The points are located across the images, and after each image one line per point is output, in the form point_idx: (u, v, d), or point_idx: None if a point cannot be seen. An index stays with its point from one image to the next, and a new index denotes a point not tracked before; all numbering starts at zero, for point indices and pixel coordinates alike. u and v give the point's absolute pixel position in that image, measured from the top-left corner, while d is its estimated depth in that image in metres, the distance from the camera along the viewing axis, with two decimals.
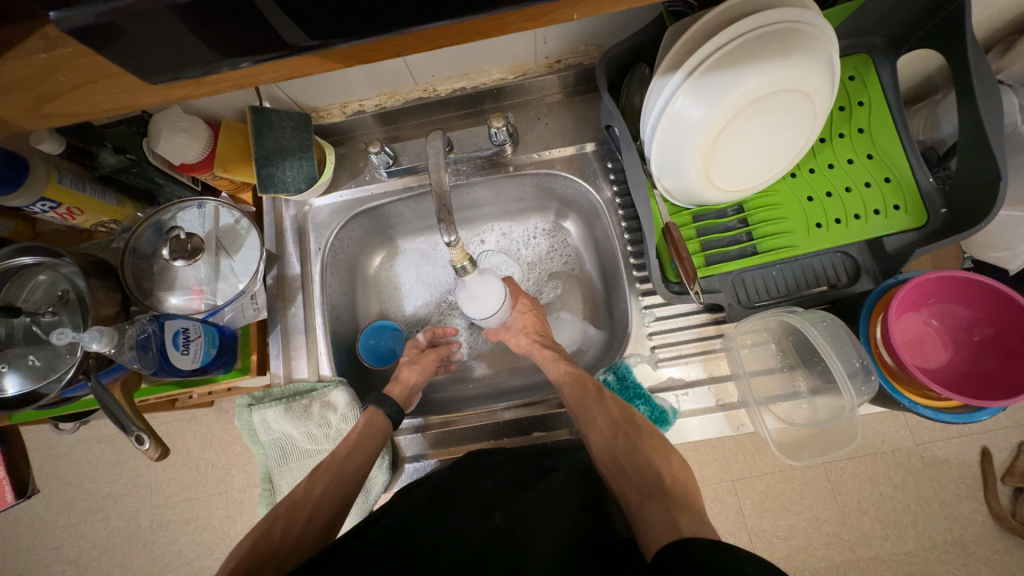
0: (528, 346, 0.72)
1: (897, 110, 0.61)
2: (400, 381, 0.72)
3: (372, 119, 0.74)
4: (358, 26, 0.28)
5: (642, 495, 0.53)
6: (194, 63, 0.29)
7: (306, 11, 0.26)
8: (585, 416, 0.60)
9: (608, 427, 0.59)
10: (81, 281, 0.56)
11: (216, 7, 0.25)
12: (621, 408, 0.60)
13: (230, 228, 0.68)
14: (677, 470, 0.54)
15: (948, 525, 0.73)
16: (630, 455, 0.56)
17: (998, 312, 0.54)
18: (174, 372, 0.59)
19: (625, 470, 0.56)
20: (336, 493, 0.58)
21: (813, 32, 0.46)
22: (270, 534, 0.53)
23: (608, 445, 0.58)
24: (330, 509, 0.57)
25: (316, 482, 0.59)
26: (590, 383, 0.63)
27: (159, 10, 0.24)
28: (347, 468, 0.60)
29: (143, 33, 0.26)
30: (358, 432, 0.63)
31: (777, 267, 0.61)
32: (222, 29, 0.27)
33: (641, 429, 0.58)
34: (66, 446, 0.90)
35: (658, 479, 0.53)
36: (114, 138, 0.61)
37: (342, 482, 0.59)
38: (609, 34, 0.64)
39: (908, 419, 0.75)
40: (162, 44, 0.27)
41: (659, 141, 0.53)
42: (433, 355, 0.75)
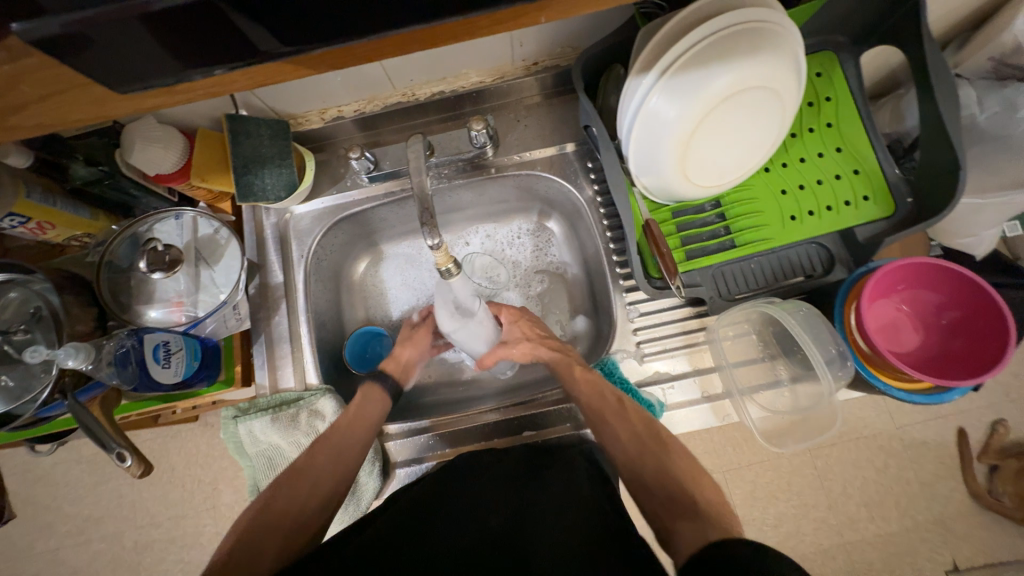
0: (533, 353, 0.70)
1: (863, 105, 0.64)
2: (395, 358, 0.71)
3: (352, 125, 0.74)
4: (331, 33, 0.28)
5: (674, 513, 0.51)
6: (164, 72, 0.28)
7: (278, 18, 0.26)
8: (603, 428, 0.59)
9: (632, 442, 0.57)
10: (54, 297, 0.55)
11: (186, 17, 0.25)
12: (644, 421, 0.58)
13: (209, 239, 0.67)
14: (707, 493, 0.52)
15: (930, 505, 0.75)
16: (655, 471, 0.55)
17: (963, 295, 0.56)
18: (155, 387, 0.58)
19: (649, 487, 0.54)
20: (334, 467, 0.58)
21: (778, 31, 0.47)
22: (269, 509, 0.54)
23: (628, 459, 0.57)
24: (329, 486, 0.57)
25: (316, 451, 0.59)
26: (609, 394, 0.60)
27: (126, 20, 0.24)
28: (346, 449, 0.59)
29: (111, 43, 0.25)
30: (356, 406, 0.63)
31: (755, 259, 0.63)
32: (193, 39, 0.27)
33: (664, 443, 0.57)
34: (43, 469, 0.87)
35: (690, 502, 0.51)
36: (84, 150, 0.60)
37: (341, 456, 0.59)
38: (584, 36, 0.65)
39: (888, 403, 0.78)
40: (130, 53, 0.26)
41: (635, 139, 0.54)
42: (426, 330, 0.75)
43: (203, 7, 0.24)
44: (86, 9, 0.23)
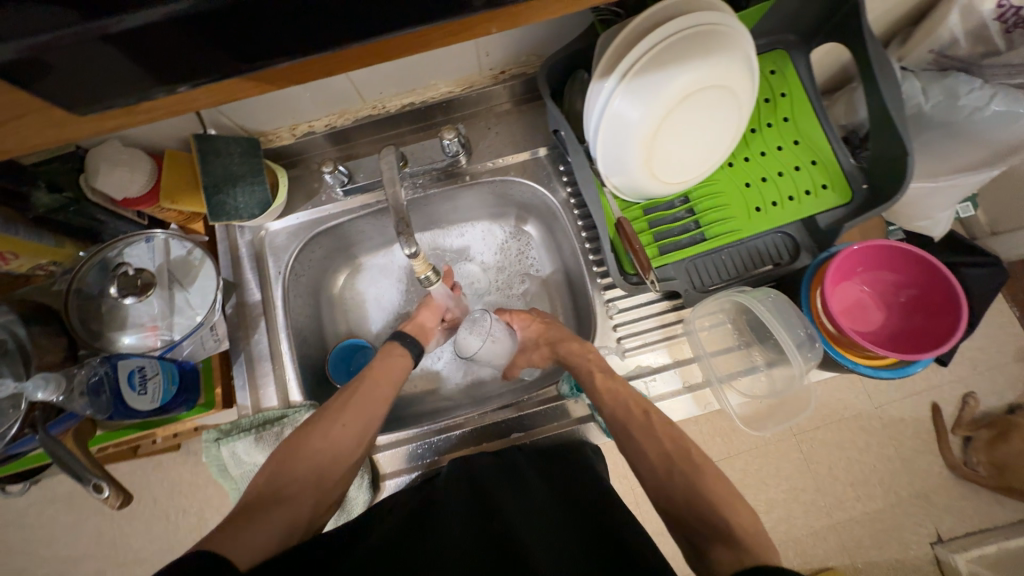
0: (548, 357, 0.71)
1: (815, 99, 0.67)
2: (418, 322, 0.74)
3: (324, 139, 0.74)
4: (294, 47, 0.29)
5: (712, 538, 0.48)
6: (127, 91, 0.28)
7: (239, 33, 0.27)
8: (633, 448, 0.56)
9: (661, 462, 0.54)
10: (21, 329, 0.54)
11: (149, 37, 0.25)
12: (674, 441, 0.55)
13: (183, 260, 0.66)
14: (744, 517, 0.49)
15: (910, 480, 0.78)
16: (687, 495, 0.51)
17: (919, 274, 0.59)
18: (132, 415, 0.57)
19: (683, 516, 0.51)
20: (359, 413, 0.61)
21: (729, 33, 0.50)
22: (296, 452, 0.56)
23: (661, 483, 0.53)
24: (354, 434, 0.59)
25: (340, 408, 0.60)
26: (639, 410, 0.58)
27: (89, 41, 0.24)
28: (372, 403, 0.62)
29: (73, 65, 0.26)
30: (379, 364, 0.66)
31: (725, 251, 0.65)
32: (155, 56, 0.27)
33: (702, 469, 0.53)
34: (16, 512, 0.84)
35: (721, 524, 0.48)
36: (47, 176, 0.58)
37: (364, 412, 0.61)
38: (548, 44, 0.67)
39: (864, 384, 0.81)
40: (92, 72, 0.27)
41: (602, 141, 0.55)
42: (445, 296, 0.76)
43: (164, 24, 0.25)
44: (47, 33, 0.23)
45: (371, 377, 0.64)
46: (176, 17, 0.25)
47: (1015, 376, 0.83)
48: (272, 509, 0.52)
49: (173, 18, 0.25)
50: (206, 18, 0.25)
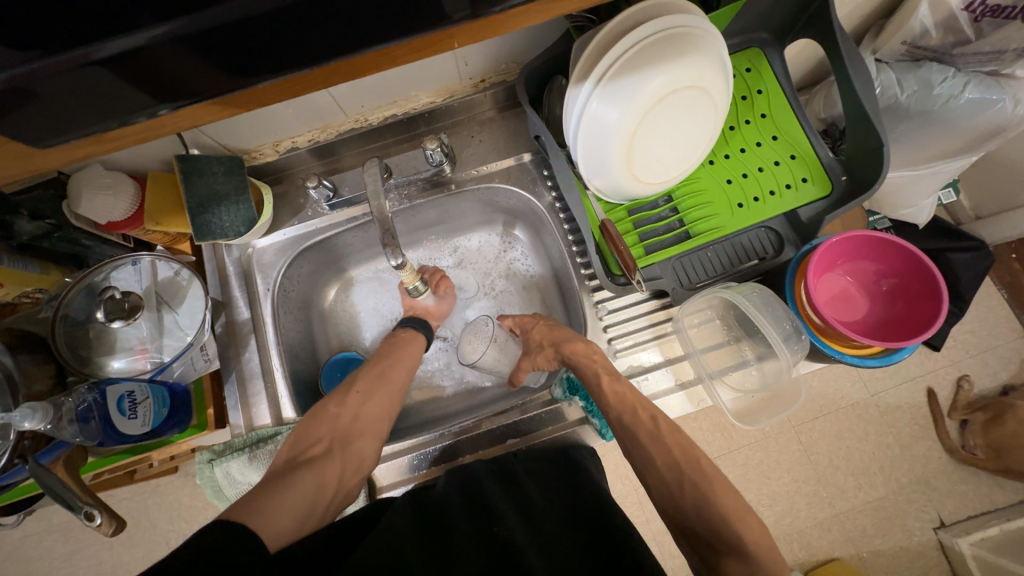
0: (549, 359, 0.68)
1: (791, 94, 0.68)
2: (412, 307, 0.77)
3: (308, 154, 0.74)
4: (274, 67, 0.29)
5: (719, 552, 0.50)
6: (111, 115, 0.29)
7: (219, 56, 0.27)
8: (636, 449, 0.57)
9: (670, 469, 0.55)
10: (7, 359, 0.54)
11: (131, 64, 0.26)
12: (681, 448, 0.57)
13: (170, 281, 0.66)
14: (757, 533, 0.50)
15: (911, 466, 0.79)
16: (697, 504, 0.53)
17: (897, 263, 0.60)
18: (122, 440, 0.57)
19: (694, 521, 0.52)
20: (378, 390, 0.66)
21: (701, 34, 0.51)
22: (325, 424, 0.62)
23: (670, 491, 0.55)
24: (377, 410, 0.66)
25: (362, 386, 0.66)
26: (643, 413, 0.58)
27: (76, 69, 0.25)
28: (390, 379, 0.68)
29: (57, 92, 0.26)
30: (393, 343, 0.72)
31: (710, 248, 0.65)
32: (139, 83, 0.27)
33: (710, 476, 0.55)
34: (12, 544, 0.83)
35: (738, 541, 0.49)
36: (28, 205, 0.58)
37: (386, 388, 0.67)
38: (526, 51, 0.68)
39: (858, 372, 0.81)
40: (75, 99, 0.27)
41: (583, 145, 0.56)
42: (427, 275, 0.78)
43: (148, 51, 0.25)
44: (35, 62, 0.24)
45: (387, 358, 0.70)
46: (156, 42, 0.25)
47: (1007, 357, 0.83)
48: (307, 470, 0.56)
49: (153, 43, 0.25)
50: (187, 43, 0.25)
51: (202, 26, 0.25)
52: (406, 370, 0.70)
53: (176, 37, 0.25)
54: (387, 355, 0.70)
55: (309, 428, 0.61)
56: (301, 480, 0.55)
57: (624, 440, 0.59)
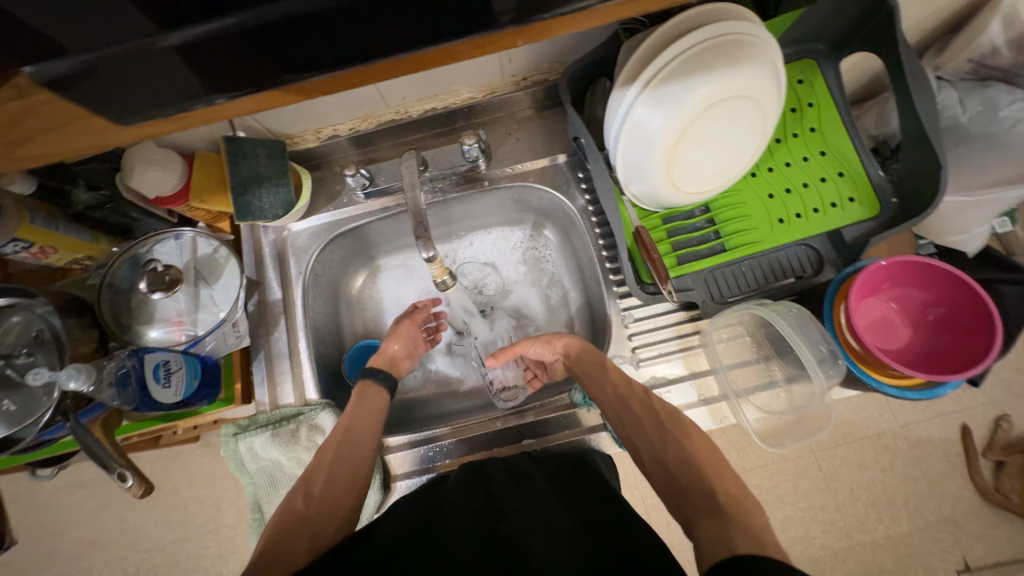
0: (552, 346, 0.69)
1: (845, 109, 0.65)
2: (384, 355, 0.71)
3: (347, 143, 0.76)
4: (336, 60, 0.29)
5: (699, 512, 0.47)
6: (168, 102, 0.29)
7: (286, 45, 0.27)
8: (630, 421, 0.57)
9: (654, 428, 0.55)
10: (57, 321, 0.56)
11: (198, 52, 0.27)
12: (665, 406, 0.58)
13: (209, 258, 0.68)
14: (733, 489, 0.49)
15: (938, 504, 0.75)
16: (679, 460, 0.52)
17: (947, 292, 0.57)
18: (156, 407, 0.59)
19: (678, 483, 0.50)
20: (343, 455, 0.58)
21: (756, 42, 0.49)
22: (290, 507, 0.54)
23: (655, 450, 0.54)
24: (342, 486, 0.57)
25: (323, 451, 0.59)
26: (637, 385, 0.60)
27: (149, 53, 0.26)
28: (354, 445, 0.60)
29: (126, 76, 0.27)
30: (354, 402, 0.65)
31: (745, 262, 0.63)
32: (208, 69, 0.28)
33: (688, 434, 0.54)
34: (45, 494, 0.87)
35: (713, 498, 0.47)
36: (86, 175, 0.61)
37: (349, 456, 0.59)
38: (571, 51, 0.67)
39: (889, 402, 0.78)
40: (140, 82, 0.28)
41: (623, 149, 0.55)
42: (411, 322, 0.76)
43: (216, 39, 0.26)
44: (104, 48, 0.25)
45: (347, 421, 0.62)
46: (225, 32, 0.26)
47: None
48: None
49: (221, 33, 0.26)
50: (251, 35, 0.26)
51: (267, 21, 0.25)
52: (366, 425, 0.62)
53: (242, 28, 0.26)
54: (347, 420, 0.62)
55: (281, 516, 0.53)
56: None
57: (614, 407, 0.59)
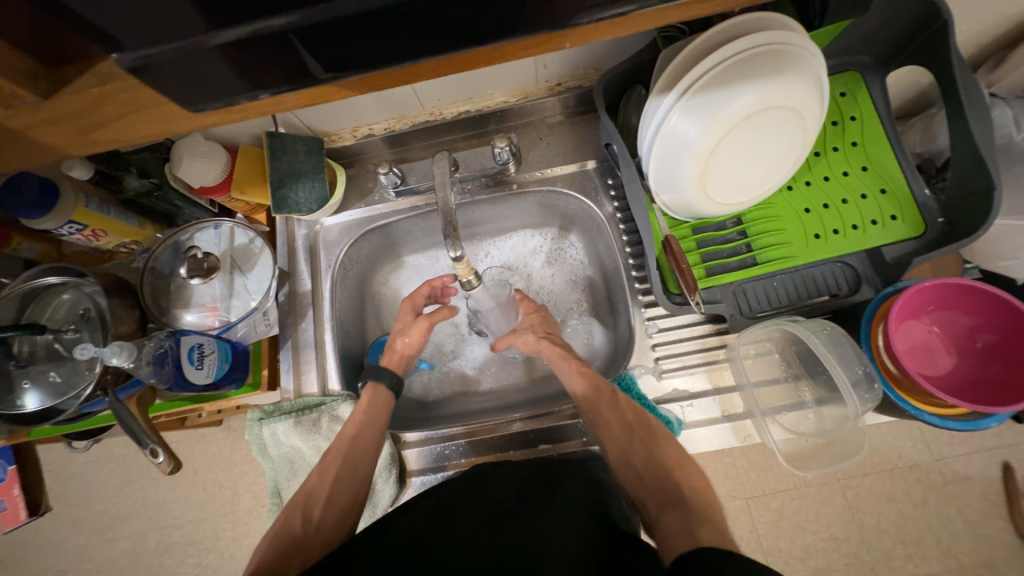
0: (536, 344, 0.71)
1: (890, 125, 0.63)
2: (395, 352, 0.72)
3: (381, 142, 0.78)
4: (388, 59, 0.30)
5: (660, 505, 0.51)
6: (214, 97, 0.30)
7: (342, 44, 0.28)
8: (601, 422, 0.59)
9: (624, 431, 0.58)
10: (102, 300, 0.59)
11: (245, 51, 0.28)
12: (635, 412, 0.59)
13: (244, 248, 0.70)
14: (694, 480, 0.53)
15: (974, 545, 0.71)
16: (646, 462, 0.55)
17: (998, 318, 0.54)
18: (188, 388, 0.61)
19: (643, 480, 0.54)
20: (346, 476, 0.59)
21: (799, 53, 0.48)
22: (288, 528, 0.55)
23: (623, 449, 0.57)
24: (340, 508, 0.58)
25: (327, 469, 0.60)
26: (604, 387, 0.61)
27: (198, 52, 0.27)
28: (354, 466, 0.60)
29: (178, 73, 0.28)
30: (363, 411, 0.64)
31: (777, 277, 0.62)
32: (267, 65, 0.29)
33: (656, 435, 0.57)
34: (77, 466, 0.91)
35: (677, 491, 0.51)
36: (138, 163, 0.66)
37: (342, 498, 0.59)
38: (607, 58, 0.67)
39: (925, 433, 0.74)
40: (190, 78, 0.29)
41: (656, 158, 0.55)
42: (427, 322, 0.73)
43: (262, 38, 0.27)
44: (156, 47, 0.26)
45: (349, 438, 0.62)
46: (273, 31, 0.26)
47: None
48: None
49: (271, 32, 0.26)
50: (298, 34, 0.27)
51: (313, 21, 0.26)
52: (369, 442, 0.62)
53: (292, 29, 0.27)
54: (351, 435, 0.62)
55: (279, 536, 0.55)
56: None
57: (588, 413, 0.61)
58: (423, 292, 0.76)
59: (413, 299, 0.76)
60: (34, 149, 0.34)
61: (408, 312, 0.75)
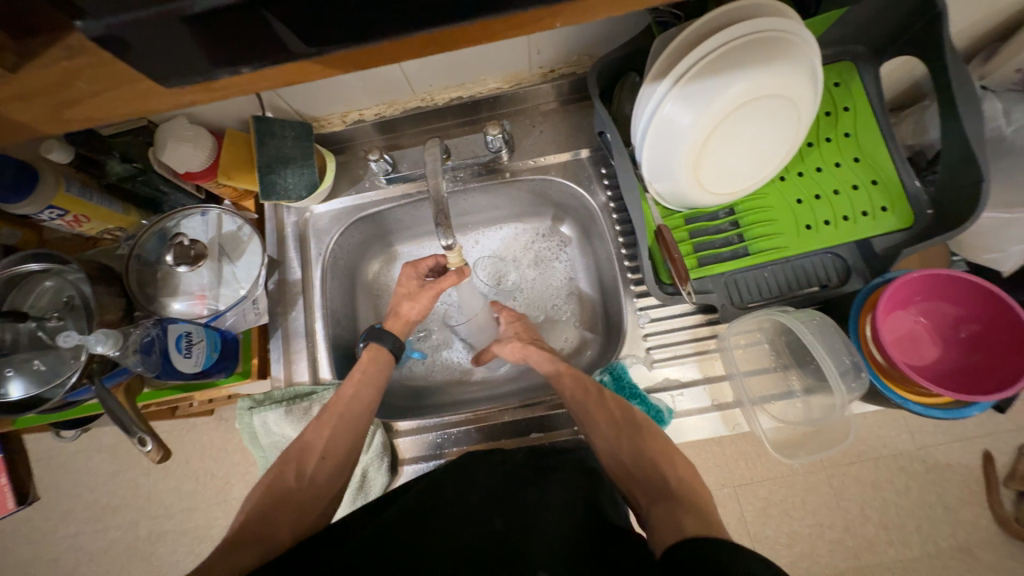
0: (522, 351, 0.70)
1: (883, 115, 0.63)
2: (401, 317, 0.72)
3: (372, 128, 0.76)
4: (371, 37, 0.29)
5: (652, 499, 0.52)
6: (188, 72, 0.29)
7: (323, 22, 0.27)
8: (588, 420, 0.59)
9: (609, 428, 0.58)
10: (86, 288, 0.58)
11: (220, 26, 0.26)
12: (621, 407, 0.60)
13: (233, 235, 0.69)
14: (681, 472, 0.54)
15: (953, 531, 0.73)
16: (634, 453, 0.56)
17: (982, 309, 0.55)
18: (177, 376, 0.60)
19: (632, 475, 0.55)
20: (345, 436, 0.60)
21: (794, 41, 0.48)
22: (281, 483, 0.56)
23: (612, 446, 0.57)
24: (333, 465, 0.59)
25: (324, 424, 0.60)
26: (591, 386, 0.62)
27: (167, 23, 0.25)
28: (334, 446, 0.59)
29: (148, 47, 0.27)
30: (362, 368, 0.65)
31: (769, 268, 0.62)
32: (244, 44, 0.28)
33: (643, 430, 0.58)
34: (65, 456, 0.91)
35: (664, 481, 0.53)
36: (120, 147, 0.63)
37: (337, 478, 0.59)
38: (601, 44, 0.67)
39: (908, 422, 0.75)
40: (162, 52, 0.27)
41: (649, 146, 0.54)
42: (434, 290, 0.71)
43: (238, 13, 0.26)
44: (123, 17, 0.25)
45: (349, 397, 0.62)
46: (249, 5, 0.25)
47: None
48: (252, 551, 0.50)
49: (247, 5, 0.25)
50: (277, 10, 0.26)
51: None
52: (368, 399, 0.63)
53: (270, 4, 0.25)
54: (351, 394, 0.62)
55: (270, 489, 0.56)
56: (231, 571, 0.48)
57: (579, 412, 0.61)
58: (428, 262, 0.75)
59: (416, 267, 0.74)
60: (4, 126, 0.33)
61: (411, 277, 0.73)
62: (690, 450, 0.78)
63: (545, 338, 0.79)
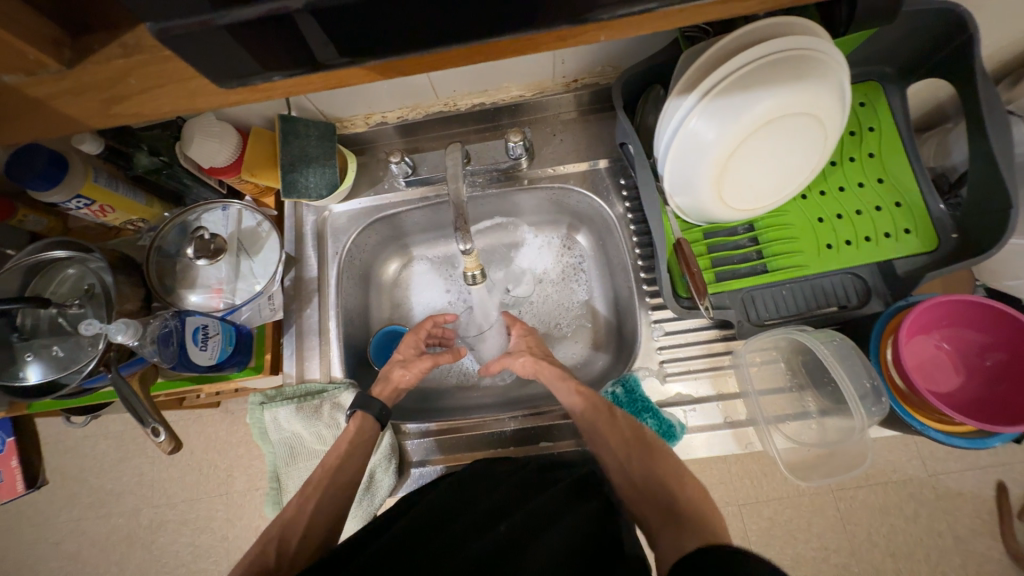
0: (534, 367, 0.69)
1: (908, 137, 0.63)
2: (391, 382, 0.70)
3: (394, 130, 0.77)
4: (414, 45, 0.29)
5: (654, 524, 0.52)
6: (229, 76, 0.30)
7: (371, 29, 0.28)
8: (597, 437, 0.59)
9: (621, 448, 0.58)
10: (107, 278, 0.58)
11: (266, 30, 0.27)
12: (633, 428, 0.59)
13: (252, 230, 0.70)
14: (692, 497, 0.54)
15: (962, 561, 0.71)
16: (643, 477, 0.56)
17: (1009, 337, 0.54)
18: (191, 368, 0.61)
19: (639, 494, 0.56)
20: (334, 492, 0.60)
21: (823, 59, 0.47)
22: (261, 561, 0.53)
23: (623, 469, 0.57)
24: (318, 535, 0.57)
25: (308, 497, 0.59)
26: (604, 404, 0.61)
27: (226, 27, 0.26)
28: (341, 474, 0.61)
29: (196, 52, 0.27)
30: (348, 440, 0.62)
31: (787, 285, 0.61)
32: (295, 49, 0.28)
33: (654, 451, 0.57)
34: (73, 441, 0.92)
35: (673, 503, 0.53)
36: (149, 141, 0.64)
37: (337, 488, 0.60)
38: (627, 56, 0.67)
39: (921, 447, 0.73)
40: (211, 56, 0.28)
41: (671, 161, 0.54)
42: (431, 360, 0.72)
43: (292, 18, 0.26)
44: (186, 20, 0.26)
45: (332, 468, 0.61)
46: (298, 13, 0.26)
47: None
48: None
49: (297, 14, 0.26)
50: (317, 15, 0.26)
51: (334, 4, 0.25)
52: (356, 468, 0.61)
53: (319, 10, 0.26)
54: (336, 464, 0.61)
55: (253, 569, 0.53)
56: None
57: (589, 434, 0.60)
58: (428, 328, 0.77)
59: (417, 335, 0.75)
60: (53, 118, 0.33)
61: (410, 345, 0.74)
62: (696, 467, 0.77)
63: (552, 348, 0.79)
